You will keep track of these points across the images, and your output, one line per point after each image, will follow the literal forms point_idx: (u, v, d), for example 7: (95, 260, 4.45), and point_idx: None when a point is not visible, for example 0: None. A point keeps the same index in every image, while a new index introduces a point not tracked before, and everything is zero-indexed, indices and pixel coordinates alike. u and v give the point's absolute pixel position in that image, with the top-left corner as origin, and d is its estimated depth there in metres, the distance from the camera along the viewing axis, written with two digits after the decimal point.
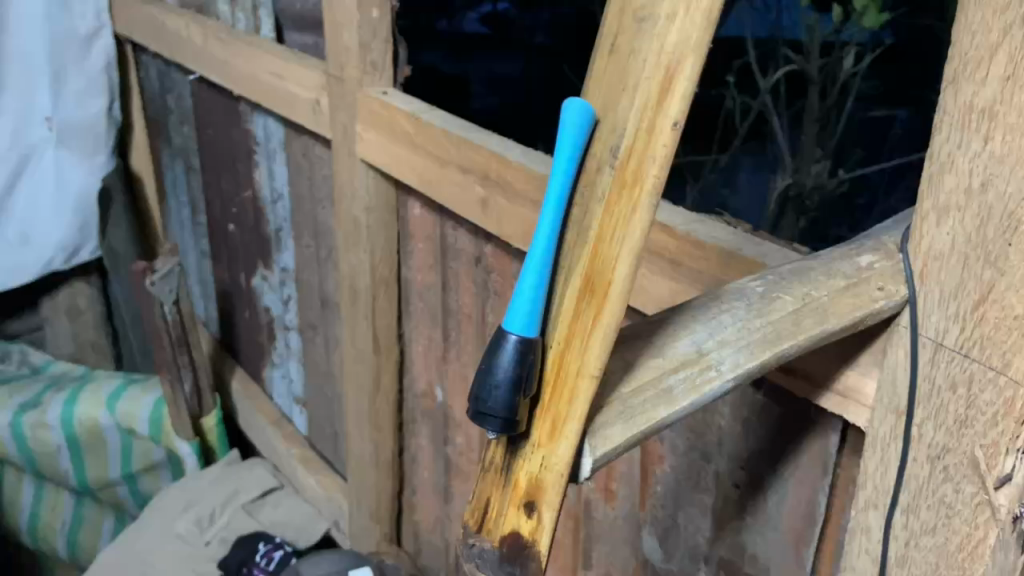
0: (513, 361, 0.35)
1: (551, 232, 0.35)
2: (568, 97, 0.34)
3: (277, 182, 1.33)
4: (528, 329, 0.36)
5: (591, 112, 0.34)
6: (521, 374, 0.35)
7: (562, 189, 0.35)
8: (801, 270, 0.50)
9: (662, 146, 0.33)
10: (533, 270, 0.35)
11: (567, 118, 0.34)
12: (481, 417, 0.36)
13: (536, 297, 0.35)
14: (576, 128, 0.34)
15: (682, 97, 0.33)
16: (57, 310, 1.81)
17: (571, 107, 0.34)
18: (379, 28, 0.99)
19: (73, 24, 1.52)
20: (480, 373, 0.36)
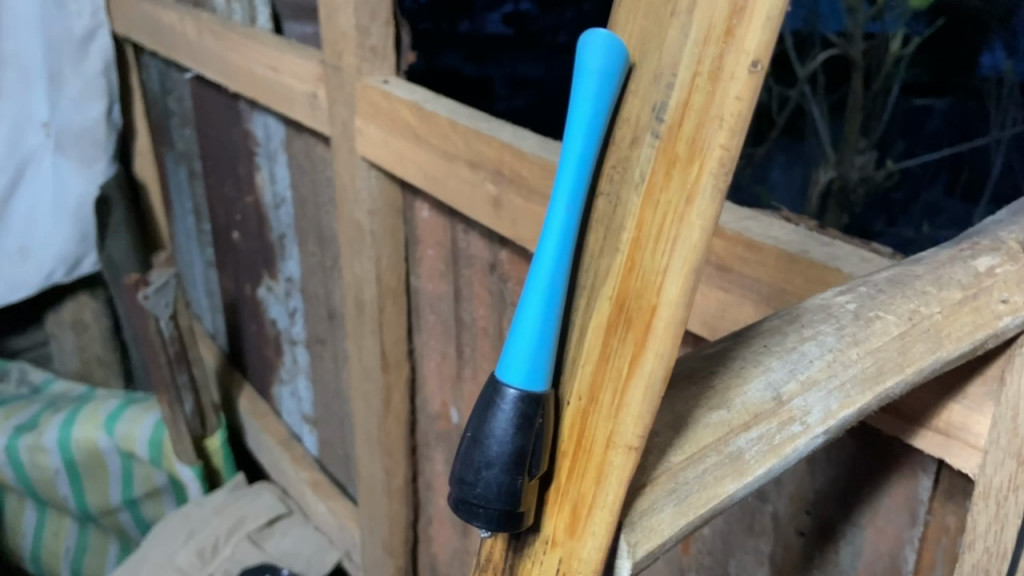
0: (513, 424, 0.24)
1: (563, 240, 0.24)
2: (587, 27, 0.23)
3: (279, 186, 1.24)
4: (531, 381, 0.24)
5: (624, 53, 0.23)
6: (525, 446, 0.24)
7: (581, 171, 0.24)
8: (900, 278, 0.38)
9: (734, 100, 0.21)
10: (538, 293, 0.24)
11: (585, 59, 0.23)
12: (468, 509, 0.25)
13: (544, 335, 0.24)
14: (600, 79, 0.23)
15: (767, 20, 0.21)
16: (61, 325, 1.73)
17: (592, 44, 0.23)
18: (378, 10, 0.88)
19: (68, 24, 1.44)
20: (467, 444, 0.25)
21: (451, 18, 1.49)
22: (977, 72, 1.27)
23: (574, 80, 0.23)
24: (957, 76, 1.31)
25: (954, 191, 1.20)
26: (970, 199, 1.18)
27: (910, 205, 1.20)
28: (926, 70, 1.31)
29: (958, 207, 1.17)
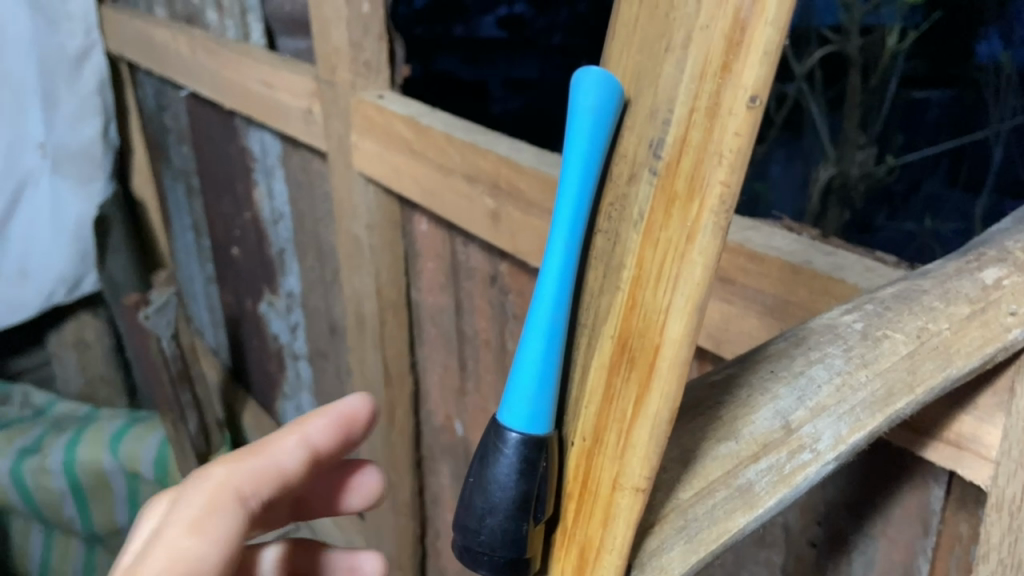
0: (516, 468, 0.24)
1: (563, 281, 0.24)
2: (580, 65, 0.23)
3: (277, 201, 1.24)
4: (534, 425, 0.24)
5: (619, 92, 0.23)
6: (528, 490, 0.24)
7: (580, 209, 0.23)
8: (907, 293, 0.37)
9: (733, 135, 0.21)
10: (538, 334, 0.24)
11: (579, 98, 0.23)
12: (474, 559, 0.25)
13: (545, 379, 0.24)
14: (596, 117, 0.22)
15: (764, 54, 0.20)
16: (64, 344, 1.72)
17: (586, 82, 0.22)
18: (371, 24, 0.88)
19: (62, 43, 1.44)
20: (468, 486, 0.25)
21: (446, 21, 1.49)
22: (973, 62, 1.26)
23: (572, 117, 0.23)
24: (953, 65, 1.31)
25: (957, 180, 1.24)
26: (971, 187, 1.21)
27: (912, 195, 1.22)
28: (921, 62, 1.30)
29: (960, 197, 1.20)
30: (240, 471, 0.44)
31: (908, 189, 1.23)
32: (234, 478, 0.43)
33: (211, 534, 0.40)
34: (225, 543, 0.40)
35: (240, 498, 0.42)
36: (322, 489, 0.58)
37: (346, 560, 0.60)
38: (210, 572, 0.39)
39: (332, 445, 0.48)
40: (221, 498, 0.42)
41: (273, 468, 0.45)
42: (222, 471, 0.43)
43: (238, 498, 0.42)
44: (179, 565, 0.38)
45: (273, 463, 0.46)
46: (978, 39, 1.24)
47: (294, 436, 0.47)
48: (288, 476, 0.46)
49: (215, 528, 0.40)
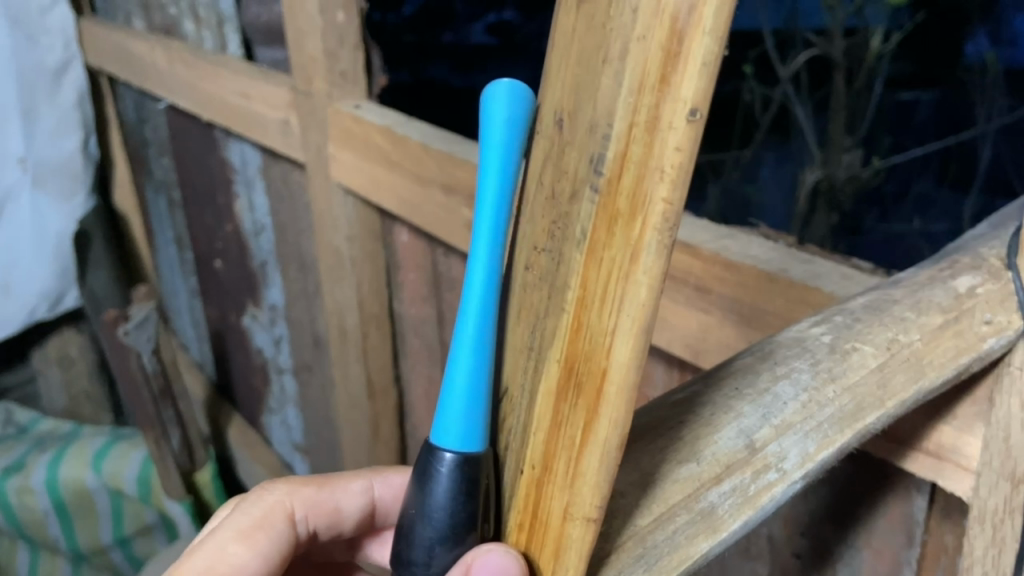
0: (452, 491, 0.24)
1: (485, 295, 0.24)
2: (489, 81, 0.23)
3: (258, 213, 1.23)
4: (467, 443, 0.24)
5: (528, 100, 0.23)
6: (465, 505, 0.24)
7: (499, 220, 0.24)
8: (877, 304, 0.36)
9: (674, 150, 0.20)
10: (465, 350, 0.24)
11: (489, 111, 0.23)
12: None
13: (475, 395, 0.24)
14: (505, 127, 0.23)
15: (702, 67, 0.19)
16: (47, 361, 1.70)
17: (496, 93, 0.23)
18: (346, 33, 0.87)
19: (41, 57, 1.44)
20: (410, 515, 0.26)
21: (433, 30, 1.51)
22: (963, 63, 1.27)
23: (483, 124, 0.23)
24: (942, 66, 1.30)
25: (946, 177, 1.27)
26: (959, 189, 1.25)
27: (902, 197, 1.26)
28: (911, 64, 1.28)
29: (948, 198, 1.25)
30: (302, 496, 0.50)
31: (897, 190, 1.25)
32: (294, 500, 0.50)
33: (256, 548, 0.47)
34: (262, 558, 0.47)
35: (295, 518, 0.49)
36: (367, 536, 0.56)
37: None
38: None
39: (390, 500, 0.54)
40: (279, 513, 0.48)
41: (331, 503, 0.52)
42: (287, 488, 0.49)
43: (293, 517, 0.49)
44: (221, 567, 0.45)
45: (335, 497, 0.52)
46: (966, 39, 1.24)
47: (360, 481, 0.53)
48: (345, 511, 0.53)
49: (266, 538, 0.47)
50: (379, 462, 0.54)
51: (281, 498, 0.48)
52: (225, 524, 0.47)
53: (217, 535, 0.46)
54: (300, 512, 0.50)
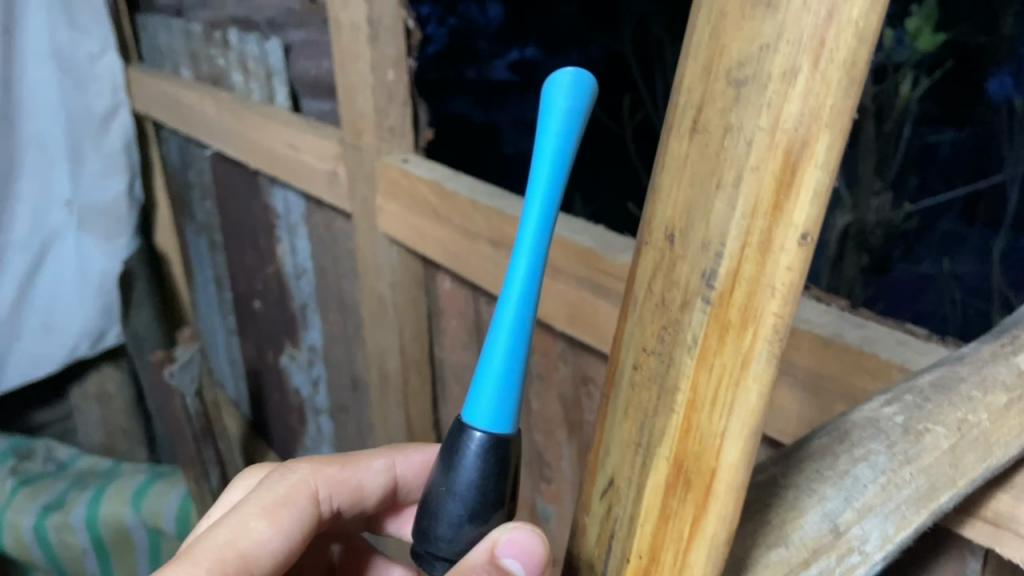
0: (479, 455, 0.37)
1: (534, 254, 0.34)
2: (555, 74, 0.32)
3: (300, 257, 1.26)
4: (496, 421, 0.36)
5: (588, 90, 0.32)
6: (495, 452, 0.37)
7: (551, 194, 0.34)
8: (944, 382, 0.37)
9: (786, 270, 0.22)
10: (506, 327, 0.35)
11: (552, 98, 0.32)
12: (446, 498, 0.38)
13: (515, 340, 0.35)
14: (565, 113, 0.32)
15: (814, 195, 0.21)
16: (85, 398, 1.74)
17: (560, 81, 0.32)
18: (395, 91, 0.90)
19: (89, 103, 1.48)
20: (451, 456, 0.38)
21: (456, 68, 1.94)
22: (985, 104, 1.31)
23: (546, 110, 0.33)
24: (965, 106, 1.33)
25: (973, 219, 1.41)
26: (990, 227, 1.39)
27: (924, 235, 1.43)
28: (935, 105, 1.33)
29: (978, 236, 1.40)
30: (325, 474, 0.55)
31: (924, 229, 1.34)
32: (317, 479, 0.54)
33: (280, 522, 0.50)
34: (287, 528, 0.50)
35: (318, 496, 0.54)
36: (385, 514, 0.63)
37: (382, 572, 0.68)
38: (270, 549, 0.49)
39: (410, 477, 0.61)
40: (303, 491, 0.53)
41: (353, 481, 0.57)
42: (309, 468, 0.54)
43: (316, 495, 0.54)
44: (250, 535, 0.48)
45: (355, 475, 0.58)
46: (988, 76, 1.26)
47: (381, 460, 0.59)
48: (366, 488, 0.58)
49: (289, 513, 0.51)
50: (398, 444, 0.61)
51: (306, 475, 0.53)
52: (249, 501, 0.51)
53: (243, 511, 0.50)
54: (322, 490, 0.55)
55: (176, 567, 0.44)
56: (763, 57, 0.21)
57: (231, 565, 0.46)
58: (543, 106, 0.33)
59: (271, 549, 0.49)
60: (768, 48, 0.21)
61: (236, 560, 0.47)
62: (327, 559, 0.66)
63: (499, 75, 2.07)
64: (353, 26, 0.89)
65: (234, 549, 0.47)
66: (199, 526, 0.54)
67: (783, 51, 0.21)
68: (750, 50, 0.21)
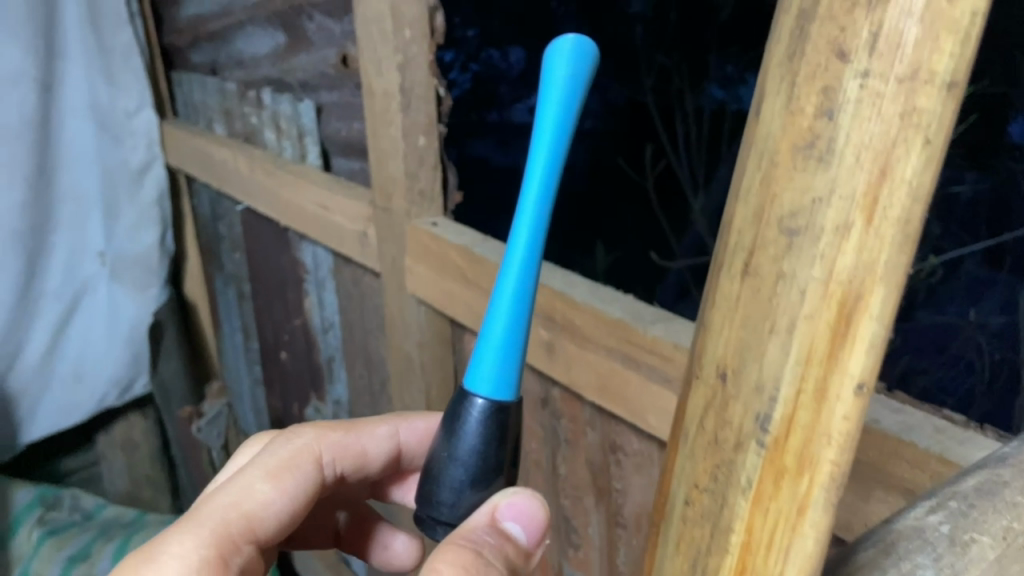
0: (482, 415, 0.44)
1: (535, 218, 0.42)
2: (559, 42, 0.40)
3: (327, 311, 1.27)
4: (498, 384, 0.44)
5: (588, 57, 0.40)
6: (495, 409, 0.44)
7: (551, 161, 0.42)
8: (989, 487, 0.36)
9: (841, 416, 0.25)
10: (508, 292, 0.42)
11: (555, 67, 0.40)
12: (451, 458, 0.44)
13: (515, 305, 0.43)
14: (567, 78, 0.40)
15: (866, 350, 0.25)
16: (112, 445, 1.75)
17: (563, 48, 0.40)
18: (425, 155, 0.92)
19: (125, 157, 1.52)
20: (457, 417, 0.44)
21: (479, 112, 2.24)
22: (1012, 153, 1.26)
23: (547, 77, 0.41)
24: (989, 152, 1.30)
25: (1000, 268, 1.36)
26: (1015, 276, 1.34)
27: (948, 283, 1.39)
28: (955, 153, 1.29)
29: (1007, 281, 1.36)
30: (327, 440, 0.61)
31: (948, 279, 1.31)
32: (319, 444, 0.60)
33: (285, 483, 0.56)
34: (292, 489, 0.56)
35: (321, 459, 0.60)
36: (388, 480, 0.70)
37: (385, 537, 0.74)
38: (275, 510, 0.54)
39: (413, 444, 0.67)
40: (306, 455, 0.58)
41: (357, 446, 0.63)
42: (313, 433, 0.60)
43: (319, 459, 0.59)
44: (254, 496, 0.53)
45: (360, 441, 0.64)
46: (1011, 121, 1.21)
47: (385, 427, 0.65)
48: (369, 454, 0.64)
49: (293, 477, 0.56)
50: (401, 413, 0.67)
51: (308, 440, 0.59)
52: (255, 463, 0.56)
53: (248, 474, 0.55)
54: (324, 455, 0.60)
55: (183, 530, 0.49)
56: (816, 207, 0.24)
57: (235, 525, 0.51)
58: (546, 72, 0.41)
59: (274, 510, 0.54)
60: (819, 208, 0.24)
61: (241, 519, 0.52)
62: (333, 527, 0.72)
63: (518, 118, 2.25)
64: (385, 94, 0.91)
65: (239, 510, 0.52)
66: (213, 482, 0.60)
67: (834, 205, 0.24)
68: (801, 202, 0.25)
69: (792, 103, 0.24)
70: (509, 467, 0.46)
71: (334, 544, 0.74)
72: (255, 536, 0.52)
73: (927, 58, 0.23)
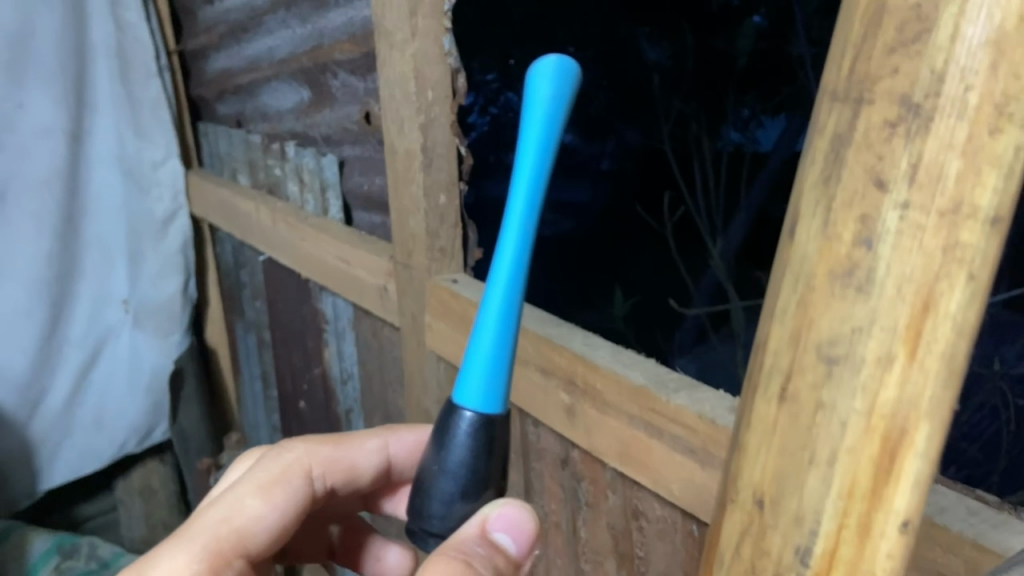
0: (468, 427, 0.47)
1: (521, 236, 0.46)
2: (540, 70, 0.44)
3: (347, 362, 1.27)
4: (487, 400, 0.47)
5: (569, 81, 0.45)
6: (483, 422, 0.47)
7: (535, 182, 0.46)
8: None
9: (885, 550, 0.31)
10: (495, 309, 0.46)
11: (538, 90, 0.44)
12: (441, 469, 0.48)
13: (502, 322, 0.46)
14: (548, 101, 0.45)
15: (911, 490, 0.30)
16: (130, 491, 1.75)
17: (544, 76, 0.44)
18: (446, 213, 0.92)
19: (150, 208, 1.55)
20: (446, 428, 0.48)
21: None
22: None
23: (531, 102, 0.45)
24: None
25: None
26: None
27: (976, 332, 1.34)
28: None
29: None
30: (317, 454, 0.63)
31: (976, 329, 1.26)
32: (309, 458, 0.62)
33: (276, 499, 0.58)
34: (283, 503, 0.58)
35: (311, 474, 0.62)
36: (379, 494, 0.72)
37: (378, 550, 0.76)
38: (266, 525, 0.57)
39: (402, 457, 0.68)
40: (296, 470, 0.61)
41: (347, 460, 0.65)
42: (303, 447, 0.63)
43: (309, 473, 0.62)
44: (245, 513, 0.56)
45: (350, 455, 0.66)
46: None
47: (375, 441, 0.67)
48: (359, 467, 0.67)
49: (283, 491, 0.59)
50: (391, 426, 0.69)
51: (298, 455, 0.61)
52: (246, 479, 0.58)
53: (239, 489, 0.57)
54: (315, 469, 0.63)
55: (175, 547, 0.52)
56: (856, 336, 0.30)
57: (227, 540, 0.54)
58: (529, 96, 0.45)
59: (265, 526, 0.56)
60: (860, 341, 0.30)
61: (231, 535, 0.54)
62: (327, 541, 0.73)
63: None
64: (407, 153, 0.92)
65: (229, 525, 0.55)
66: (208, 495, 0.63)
67: (875, 336, 0.30)
68: (841, 330, 0.30)
69: (829, 230, 0.31)
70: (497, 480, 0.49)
71: (327, 557, 0.75)
72: (246, 551, 0.55)
73: (968, 192, 0.28)
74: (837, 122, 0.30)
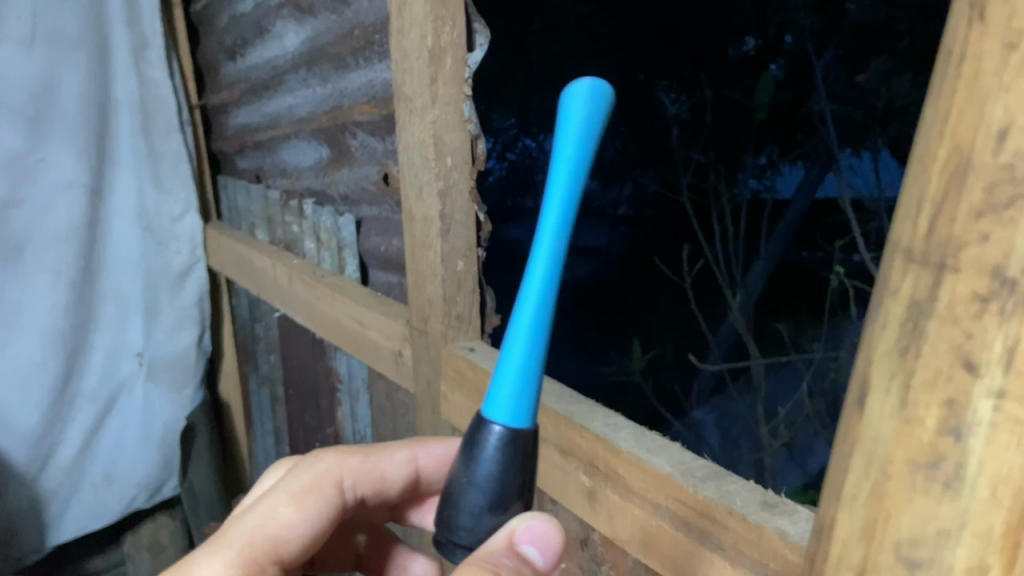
0: (499, 442, 0.44)
1: (552, 250, 0.43)
2: (577, 85, 0.42)
3: (360, 423, 1.24)
4: (516, 414, 0.44)
5: (604, 96, 0.42)
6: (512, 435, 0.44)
7: (568, 197, 0.43)
8: None
9: None
10: (527, 325, 0.43)
11: (574, 105, 0.42)
12: (470, 484, 0.45)
13: (533, 337, 0.44)
14: (583, 117, 0.42)
15: None
16: (139, 546, 1.72)
17: (579, 91, 0.42)
18: (464, 280, 0.90)
19: (168, 261, 1.56)
20: (473, 444, 0.45)
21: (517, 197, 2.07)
22: None
23: (565, 115, 0.43)
24: None
25: None
26: None
27: None
28: None
29: None
30: (349, 464, 0.63)
31: None
32: (341, 467, 0.62)
33: (307, 508, 0.59)
34: (314, 513, 0.59)
35: (343, 483, 0.62)
36: (403, 506, 0.71)
37: (402, 561, 0.74)
38: (296, 534, 0.57)
39: (431, 468, 0.67)
40: (329, 479, 0.61)
41: (378, 471, 0.65)
42: (335, 457, 0.62)
43: (341, 483, 0.62)
44: (276, 524, 0.57)
45: (380, 466, 0.65)
46: None
47: (404, 452, 0.66)
48: (389, 477, 0.66)
49: (315, 501, 0.59)
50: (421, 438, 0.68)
51: (330, 466, 0.61)
52: (280, 486, 0.59)
53: (272, 497, 0.58)
54: (347, 478, 0.63)
55: (209, 552, 0.53)
56: (942, 537, 0.30)
57: (260, 548, 0.55)
58: (564, 112, 0.43)
59: (296, 535, 0.57)
60: (942, 551, 0.30)
61: (265, 543, 0.55)
62: (353, 550, 0.73)
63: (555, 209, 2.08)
64: (425, 219, 0.90)
65: (263, 533, 0.56)
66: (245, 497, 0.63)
67: (966, 542, 0.29)
68: (925, 531, 0.30)
69: (908, 409, 0.30)
70: (527, 494, 0.46)
71: (354, 566, 0.74)
72: (279, 557, 0.56)
73: None
74: (913, 286, 0.29)
